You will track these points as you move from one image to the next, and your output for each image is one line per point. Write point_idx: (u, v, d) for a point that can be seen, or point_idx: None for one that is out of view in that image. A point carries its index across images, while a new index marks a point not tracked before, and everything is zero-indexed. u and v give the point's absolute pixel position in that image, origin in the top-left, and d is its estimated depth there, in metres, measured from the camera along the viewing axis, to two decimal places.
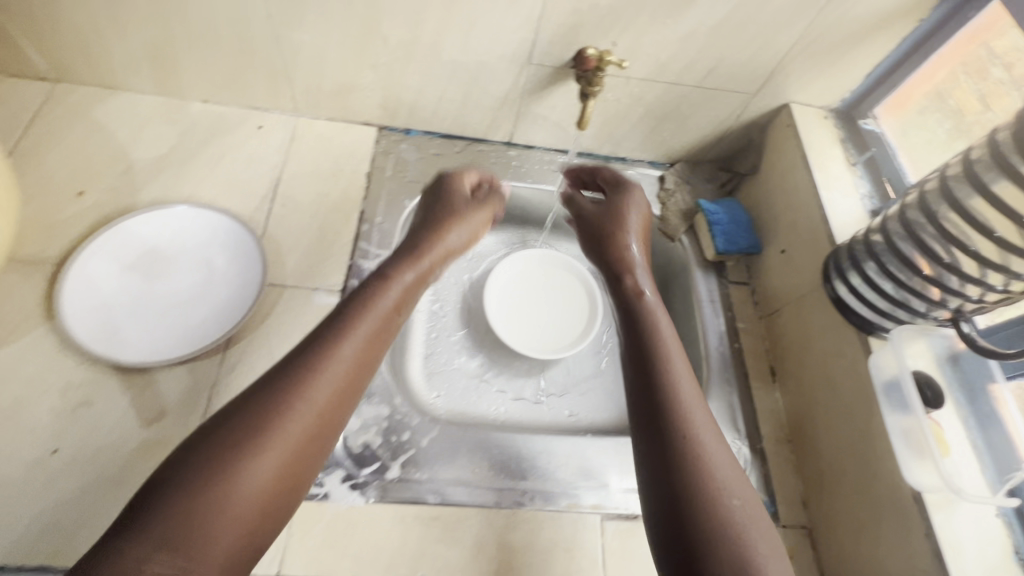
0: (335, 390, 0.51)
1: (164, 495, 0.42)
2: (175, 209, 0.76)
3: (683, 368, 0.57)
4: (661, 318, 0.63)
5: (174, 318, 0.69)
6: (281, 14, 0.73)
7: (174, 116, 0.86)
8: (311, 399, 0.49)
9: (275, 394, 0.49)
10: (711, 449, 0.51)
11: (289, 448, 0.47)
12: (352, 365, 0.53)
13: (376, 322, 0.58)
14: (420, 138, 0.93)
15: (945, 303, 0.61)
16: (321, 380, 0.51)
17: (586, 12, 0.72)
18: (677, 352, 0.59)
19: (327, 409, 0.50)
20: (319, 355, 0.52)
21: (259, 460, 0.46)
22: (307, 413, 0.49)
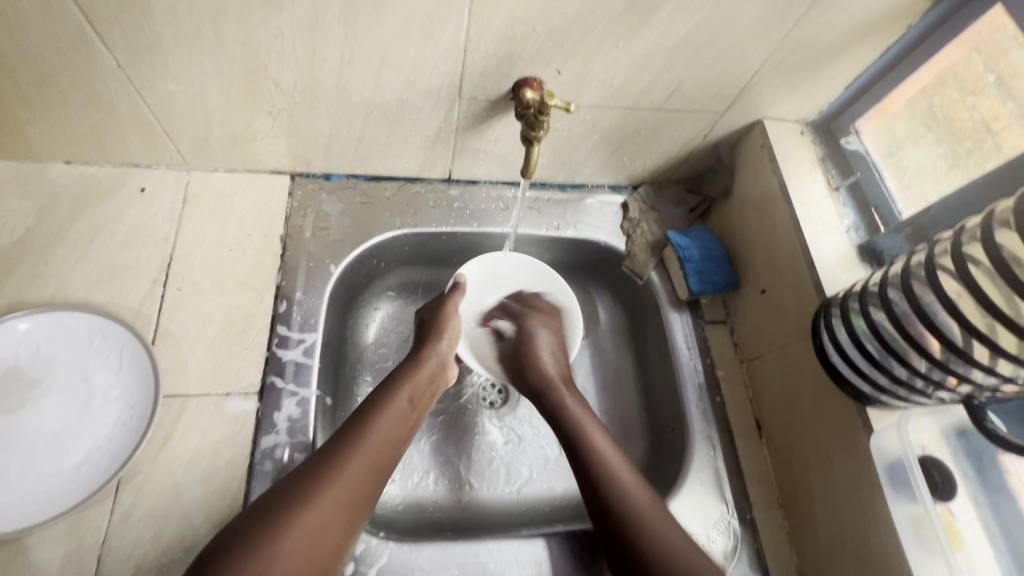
0: (363, 482, 0.56)
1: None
2: (16, 328, 0.60)
3: (600, 440, 0.64)
4: (575, 407, 0.68)
5: (41, 463, 0.56)
6: (135, 61, 0.57)
7: (29, 187, 0.69)
8: (340, 485, 0.54)
9: (305, 480, 0.53)
10: (637, 503, 0.58)
11: (316, 541, 0.51)
12: (378, 452, 0.58)
13: (394, 420, 0.62)
14: (343, 183, 0.79)
15: (951, 387, 0.53)
16: (350, 471, 0.55)
17: (519, 39, 0.59)
18: (592, 430, 0.65)
19: (350, 504, 0.54)
20: (342, 450, 0.56)
21: (280, 553, 0.48)
22: (331, 503, 0.53)
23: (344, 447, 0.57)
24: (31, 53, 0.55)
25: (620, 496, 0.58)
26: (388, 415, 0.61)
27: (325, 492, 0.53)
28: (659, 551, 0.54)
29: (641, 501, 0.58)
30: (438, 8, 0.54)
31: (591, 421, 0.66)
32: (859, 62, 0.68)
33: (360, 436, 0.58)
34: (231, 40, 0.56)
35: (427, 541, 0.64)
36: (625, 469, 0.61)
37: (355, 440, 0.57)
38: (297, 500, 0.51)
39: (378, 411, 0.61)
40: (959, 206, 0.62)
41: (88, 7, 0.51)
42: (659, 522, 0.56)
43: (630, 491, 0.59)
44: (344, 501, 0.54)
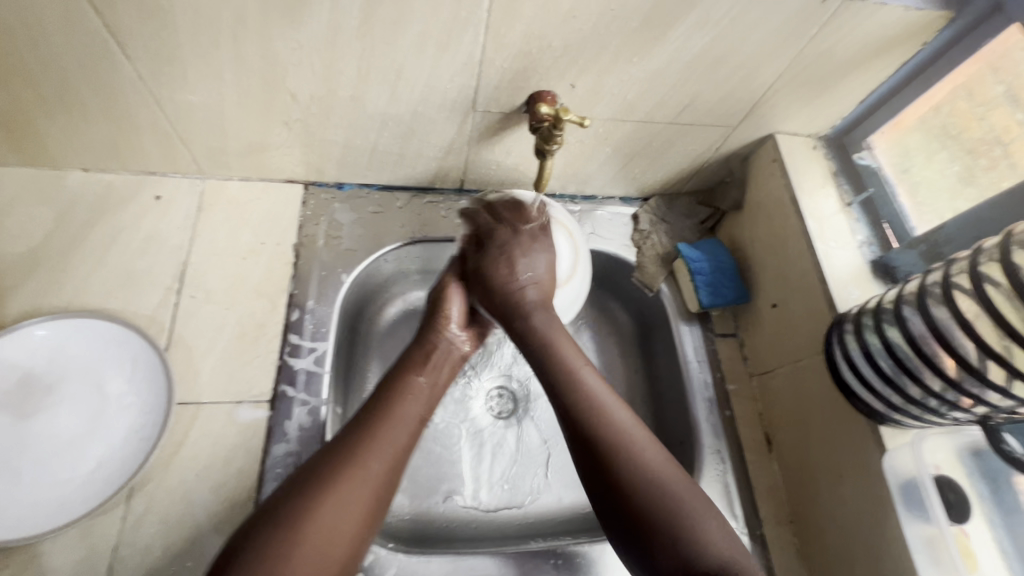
0: (372, 497, 0.50)
1: (242, 554, 0.43)
2: (32, 334, 0.61)
3: (588, 365, 0.57)
4: (558, 329, 0.61)
5: (55, 469, 0.57)
6: (155, 72, 0.58)
7: (47, 193, 0.70)
8: (375, 451, 0.52)
9: (346, 446, 0.52)
10: (629, 431, 0.51)
11: (321, 560, 0.45)
12: (388, 464, 0.53)
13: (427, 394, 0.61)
14: (355, 193, 0.80)
15: (966, 408, 0.52)
16: (357, 480, 0.50)
17: (535, 54, 0.59)
18: (575, 354, 0.58)
19: (359, 520, 0.48)
20: (345, 457, 0.51)
21: (319, 511, 0.47)
22: (370, 472, 0.51)
23: (350, 455, 0.51)
24: (53, 64, 0.55)
25: (612, 432, 0.50)
26: (397, 418, 0.56)
27: (371, 459, 0.51)
28: (648, 482, 0.47)
29: (644, 445, 0.50)
30: (455, 23, 0.55)
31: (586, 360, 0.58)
32: (873, 78, 0.68)
33: (375, 413, 0.56)
34: (251, 53, 0.57)
35: (436, 552, 0.65)
36: (625, 412, 0.53)
37: (362, 447, 0.52)
38: (298, 509, 0.46)
39: (386, 418, 0.55)
40: (974, 224, 0.62)
41: (111, 19, 0.52)
42: (640, 445, 0.50)
43: (625, 430, 0.51)
44: (350, 519, 0.48)
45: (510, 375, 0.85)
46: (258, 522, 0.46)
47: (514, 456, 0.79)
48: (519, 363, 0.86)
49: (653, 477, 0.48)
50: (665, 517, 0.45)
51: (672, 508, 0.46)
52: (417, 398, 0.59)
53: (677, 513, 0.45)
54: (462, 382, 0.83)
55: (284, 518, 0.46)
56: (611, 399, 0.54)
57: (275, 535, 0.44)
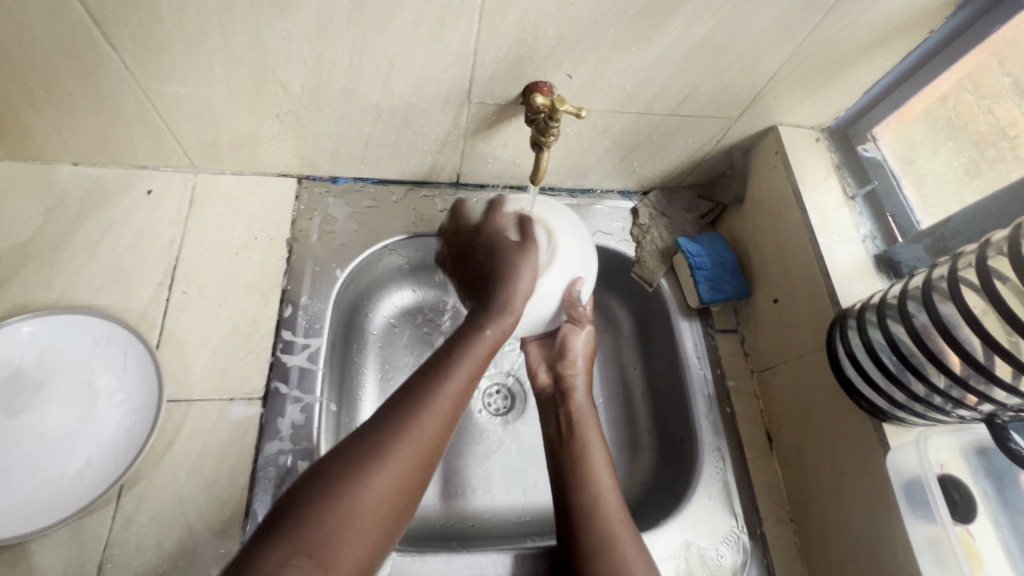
0: (426, 458, 0.48)
1: (302, 501, 0.43)
2: (19, 331, 0.60)
3: (600, 458, 0.62)
4: (579, 393, 0.68)
5: (44, 468, 0.56)
6: (142, 64, 0.57)
7: (37, 188, 0.69)
8: (436, 421, 0.50)
9: (409, 409, 0.49)
10: (625, 547, 0.55)
11: (372, 521, 0.44)
12: (445, 423, 0.50)
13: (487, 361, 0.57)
14: (350, 187, 0.79)
15: (972, 406, 0.51)
16: (413, 452, 0.48)
17: (531, 43, 0.58)
18: (594, 442, 0.64)
19: (411, 479, 0.47)
20: (402, 419, 0.49)
21: (380, 481, 0.45)
22: (426, 444, 0.48)
23: (407, 421, 0.48)
24: (38, 54, 0.54)
25: (602, 538, 0.56)
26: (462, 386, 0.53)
27: (431, 424, 0.49)
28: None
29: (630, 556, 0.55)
30: (447, 11, 0.54)
31: (602, 455, 0.63)
32: (878, 67, 0.66)
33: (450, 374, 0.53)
34: (239, 43, 0.55)
35: (431, 551, 0.64)
36: (619, 512, 0.58)
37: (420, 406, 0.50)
38: (353, 471, 0.45)
39: (451, 380, 0.52)
40: (981, 217, 0.60)
41: (96, 9, 0.51)
42: (630, 553, 0.55)
43: (613, 536, 0.56)
44: (404, 479, 0.46)
45: (508, 372, 0.84)
46: (319, 475, 0.45)
47: (512, 454, 0.78)
48: (517, 359, 0.85)
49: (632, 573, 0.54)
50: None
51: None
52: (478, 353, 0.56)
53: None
54: None
55: (341, 480, 0.44)
56: (605, 474, 0.61)
57: (333, 492, 0.44)
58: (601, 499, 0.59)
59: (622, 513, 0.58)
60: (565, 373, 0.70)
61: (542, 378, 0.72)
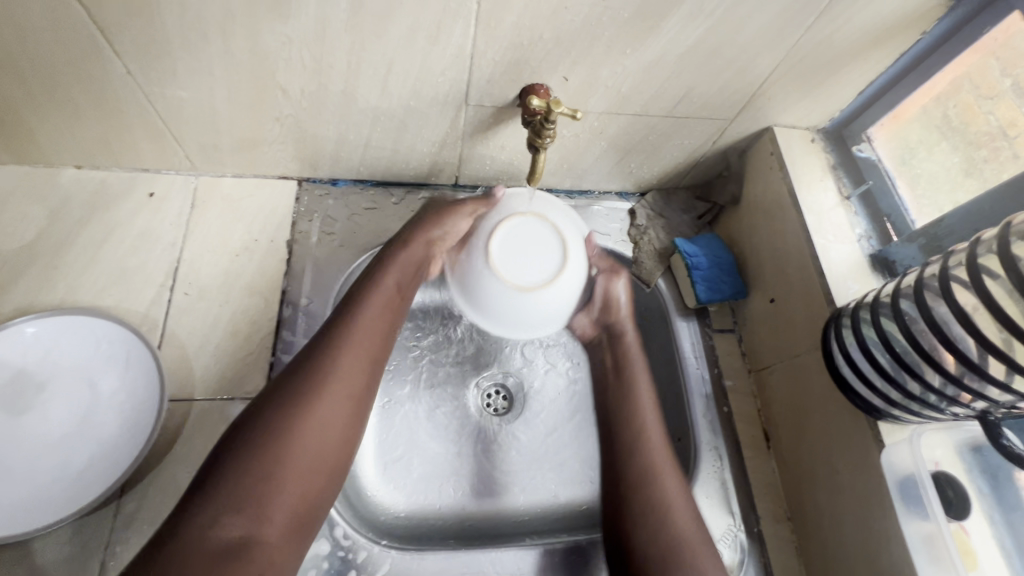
0: (350, 412, 0.53)
1: (223, 468, 0.47)
2: (22, 332, 0.60)
3: (647, 403, 0.67)
4: (631, 342, 0.72)
5: (47, 467, 0.57)
6: (144, 68, 0.58)
7: (41, 191, 0.70)
8: (343, 372, 0.54)
9: (314, 363, 0.53)
10: (666, 485, 0.60)
11: (308, 472, 0.50)
12: (352, 371, 0.55)
13: (391, 309, 0.61)
14: (350, 189, 0.79)
15: (966, 404, 0.51)
16: (326, 402, 0.52)
17: (527, 46, 0.59)
18: (642, 389, 0.68)
19: (346, 422, 0.53)
20: (319, 379, 0.53)
21: (303, 435, 0.50)
22: (339, 396, 0.53)
23: (316, 377, 0.53)
24: (42, 60, 0.55)
25: (648, 470, 0.61)
26: (364, 333, 0.57)
27: (343, 373, 0.54)
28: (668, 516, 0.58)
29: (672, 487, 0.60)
30: (444, 15, 0.54)
31: (649, 400, 0.68)
32: (872, 68, 0.67)
33: (350, 326, 0.57)
34: (240, 48, 0.56)
35: (431, 548, 0.65)
36: (664, 455, 0.63)
37: (337, 368, 0.54)
38: (279, 430, 0.49)
39: (350, 332, 0.56)
40: (975, 216, 0.61)
41: (100, 15, 0.52)
42: (675, 492, 0.60)
43: (659, 468, 0.62)
44: (334, 434, 0.52)
45: (507, 371, 0.84)
46: (235, 440, 0.48)
47: (511, 453, 0.79)
48: (516, 358, 0.85)
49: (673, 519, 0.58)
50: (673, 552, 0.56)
51: (683, 549, 0.56)
52: (391, 313, 0.61)
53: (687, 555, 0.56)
54: (457, 378, 0.82)
55: (260, 439, 0.49)
56: (651, 417, 0.66)
57: (256, 452, 0.48)
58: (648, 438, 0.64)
59: (668, 457, 0.63)
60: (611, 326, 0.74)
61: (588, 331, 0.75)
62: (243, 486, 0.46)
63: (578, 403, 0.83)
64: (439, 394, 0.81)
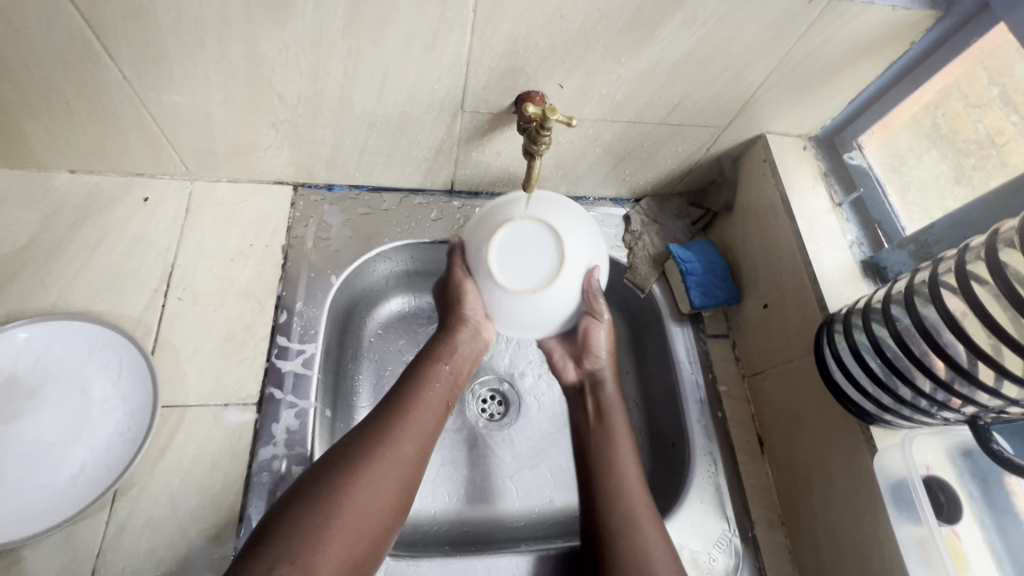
0: (405, 473, 0.56)
1: (280, 523, 0.49)
2: (15, 336, 0.60)
3: (625, 444, 0.66)
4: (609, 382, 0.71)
5: (37, 474, 0.56)
6: (140, 73, 0.58)
7: (34, 195, 0.69)
8: (403, 437, 0.57)
9: (375, 428, 0.57)
10: (641, 519, 0.60)
11: (358, 525, 0.51)
12: (414, 443, 0.58)
13: (447, 387, 0.64)
14: (345, 194, 0.79)
15: (956, 408, 0.52)
16: (385, 462, 0.55)
17: (522, 54, 0.59)
18: (621, 430, 0.67)
19: (398, 490, 0.55)
20: (384, 437, 0.56)
21: (360, 495, 0.52)
22: (396, 465, 0.55)
23: (376, 442, 0.56)
24: (37, 64, 0.55)
25: (626, 510, 0.60)
26: (425, 407, 0.61)
27: (401, 443, 0.57)
28: (638, 552, 0.58)
29: (639, 505, 0.61)
30: (440, 22, 0.55)
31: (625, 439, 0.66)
32: (862, 77, 0.68)
33: (409, 399, 0.60)
34: (236, 54, 0.56)
35: (425, 556, 0.65)
36: (644, 498, 0.62)
37: (398, 428, 0.57)
38: (337, 486, 0.52)
39: (411, 403, 0.60)
40: (964, 222, 0.62)
41: (95, 19, 0.51)
42: (648, 528, 0.59)
43: (630, 487, 0.62)
44: (388, 491, 0.54)
45: (502, 376, 0.84)
46: (298, 492, 0.52)
47: (506, 457, 0.79)
48: (511, 363, 0.85)
49: (649, 544, 0.58)
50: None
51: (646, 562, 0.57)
52: (445, 386, 0.64)
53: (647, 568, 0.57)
54: None
55: (318, 494, 0.51)
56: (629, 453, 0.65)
57: (313, 506, 0.50)
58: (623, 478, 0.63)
59: (645, 501, 0.62)
60: (591, 368, 0.71)
61: (569, 374, 0.73)
62: (300, 539, 0.48)
63: None
64: None
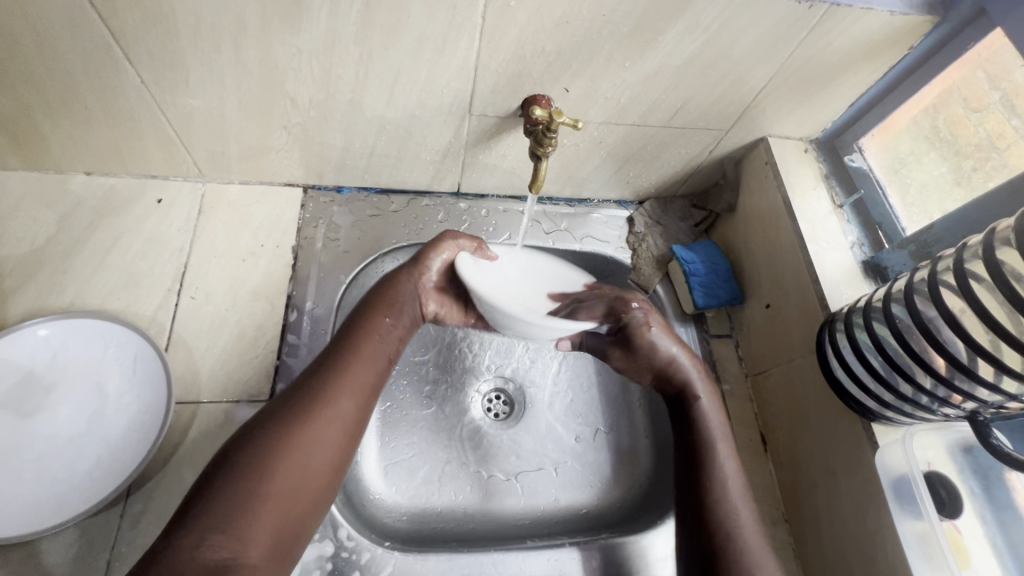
0: (344, 431, 0.52)
1: (209, 492, 0.45)
2: (35, 333, 0.62)
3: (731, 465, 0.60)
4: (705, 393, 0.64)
5: (54, 468, 0.57)
6: (157, 77, 0.59)
7: (51, 197, 0.71)
8: (344, 392, 0.54)
9: (311, 385, 0.53)
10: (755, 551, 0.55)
11: (296, 486, 0.48)
12: (354, 399, 0.54)
13: (392, 343, 0.60)
14: (354, 196, 0.81)
15: (956, 404, 0.53)
16: (324, 421, 0.51)
17: (529, 58, 0.61)
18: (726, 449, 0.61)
19: (336, 450, 0.51)
20: (318, 395, 0.52)
21: (295, 456, 0.49)
22: (335, 421, 0.52)
23: (313, 400, 0.52)
24: (58, 68, 0.57)
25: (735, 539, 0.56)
26: (367, 359, 0.57)
27: (340, 399, 0.53)
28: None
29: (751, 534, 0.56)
30: (450, 28, 0.56)
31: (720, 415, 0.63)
32: (862, 81, 0.69)
33: (347, 351, 0.56)
34: (252, 59, 0.58)
35: (433, 551, 0.66)
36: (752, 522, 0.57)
37: (334, 385, 0.53)
38: (272, 447, 0.48)
39: (350, 354, 0.56)
40: (963, 223, 0.63)
41: (116, 25, 0.53)
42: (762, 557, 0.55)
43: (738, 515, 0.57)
44: (328, 452, 0.51)
45: (508, 377, 0.85)
46: (229, 458, 0.47)
47: (511, 456, 0.79)
48: (517, 364, 0.86)
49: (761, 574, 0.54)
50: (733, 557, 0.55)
51: None
52: (387, 340, 0.59)
53: None
54: (459, 383, 0.83)
55: (250, 456, 0.47)
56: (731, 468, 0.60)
57: (245, 470, 0.46)
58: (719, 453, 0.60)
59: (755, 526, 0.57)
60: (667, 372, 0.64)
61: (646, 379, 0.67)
62: (231, 505, 0.44)
63: (578, 408, 0.84)
64: (440, 399, 0.81)
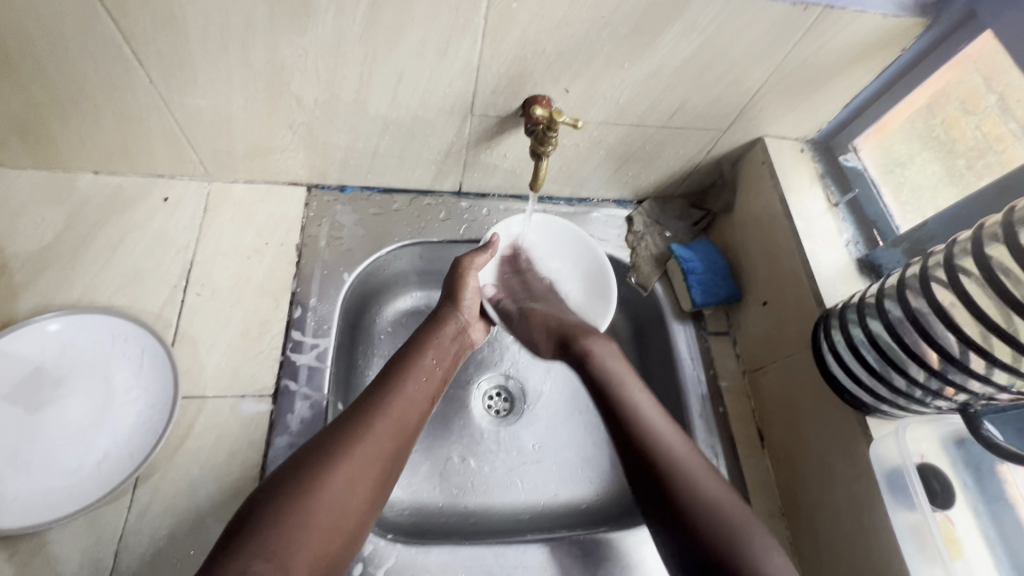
0: (382, 468, 0.55)
1: (256, 519, 0.48)
2: (45, 328, 0.63)
3: (649, 407, 0.62)
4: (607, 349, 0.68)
5: (63, 460, 0.58)
6: (166, 78, 0.61)
7: (59, 195, 0.72)
8: (384, 430, 0.56)
9: (356, 420, 0.56)
10: (695, 476, 0.56)
11: (337, 520, 0.50)
12: (393, 439, 0.57)
13: (433, 385, 0.64)
14: (357, 195, 0.82)
15: (949, 396, 0.54)
16: (363, 456, 0.54)
17: (530, 60, 0.62)
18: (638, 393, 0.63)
19: (372, 485, 0.54)
20: (360, 431, 0.55)
21: (335, 491, 0.51)
22: (374, 458, 0.55)
23: (356, 435, 0.55)
24: (70, 68, 0.58)
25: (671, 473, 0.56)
26: (407, 400, 0.60)
27: (379, 434, 0.56)
28: (707, 510, 0.53)
29: (695, 468, 0.56)
30: (452, 30, 0.58)
31: (636, 385, 0.64)
32: (856, 83, 0.70)
33: (391, 391, 0.60)
34: (259, 59, 0.59)
35: (435, 543, 0.67)
36: (685, 449, 0.58)
37: (376, 422, 0.56)
38: (314, 479, 0.51)
39: (391, 393, 0.60)
40: (955, 221, 0.64)
41: (126, 26, 0.54)
42: (702, 476, 0.56)
43: (674, 450, 0.58)
44: (365, 488, 0.53)
45: (509, 373, 0.87)
46: (276, 487, 0.50)
47: (511, 452, 0.80)
48: (518, 361, 0.88)
49: (711, 502, 0.54)
50: (715, 524, 0.52)
51: (719, 518, 0.53)
52: (429, 381, 0.64)
53: (725, 521, 0.52)
54: (461, 379, 0.85)
55: (295, 489, 0.50)
56: (648, 406, 0.62)
57: (289, 502, 0.49)
58: (647, 419, 0.60)
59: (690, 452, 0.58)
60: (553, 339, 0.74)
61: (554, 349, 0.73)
62: (276, 534, 0.47)
63: (577, 404, 0.85)
64: (443, 394, 0.83)
